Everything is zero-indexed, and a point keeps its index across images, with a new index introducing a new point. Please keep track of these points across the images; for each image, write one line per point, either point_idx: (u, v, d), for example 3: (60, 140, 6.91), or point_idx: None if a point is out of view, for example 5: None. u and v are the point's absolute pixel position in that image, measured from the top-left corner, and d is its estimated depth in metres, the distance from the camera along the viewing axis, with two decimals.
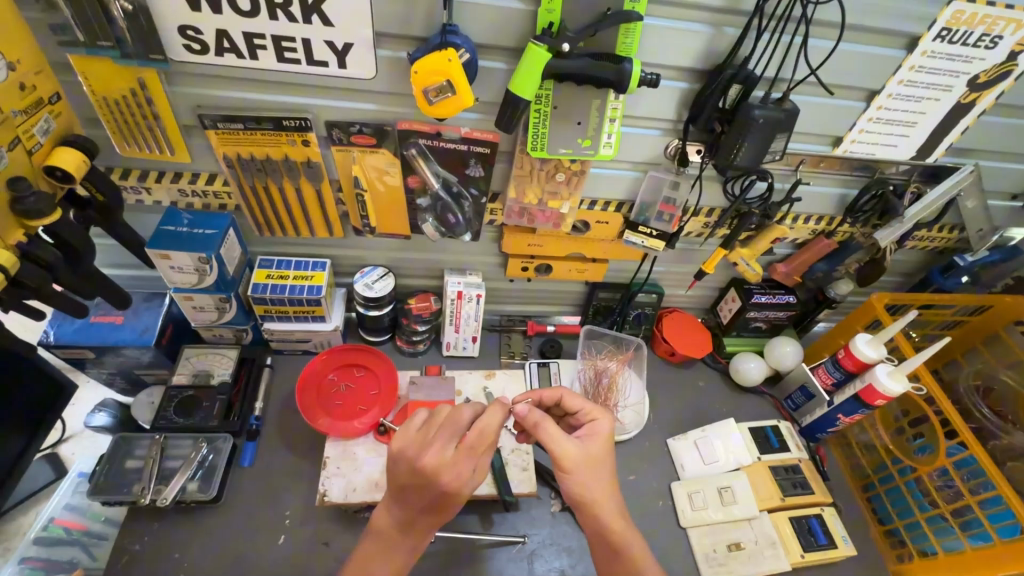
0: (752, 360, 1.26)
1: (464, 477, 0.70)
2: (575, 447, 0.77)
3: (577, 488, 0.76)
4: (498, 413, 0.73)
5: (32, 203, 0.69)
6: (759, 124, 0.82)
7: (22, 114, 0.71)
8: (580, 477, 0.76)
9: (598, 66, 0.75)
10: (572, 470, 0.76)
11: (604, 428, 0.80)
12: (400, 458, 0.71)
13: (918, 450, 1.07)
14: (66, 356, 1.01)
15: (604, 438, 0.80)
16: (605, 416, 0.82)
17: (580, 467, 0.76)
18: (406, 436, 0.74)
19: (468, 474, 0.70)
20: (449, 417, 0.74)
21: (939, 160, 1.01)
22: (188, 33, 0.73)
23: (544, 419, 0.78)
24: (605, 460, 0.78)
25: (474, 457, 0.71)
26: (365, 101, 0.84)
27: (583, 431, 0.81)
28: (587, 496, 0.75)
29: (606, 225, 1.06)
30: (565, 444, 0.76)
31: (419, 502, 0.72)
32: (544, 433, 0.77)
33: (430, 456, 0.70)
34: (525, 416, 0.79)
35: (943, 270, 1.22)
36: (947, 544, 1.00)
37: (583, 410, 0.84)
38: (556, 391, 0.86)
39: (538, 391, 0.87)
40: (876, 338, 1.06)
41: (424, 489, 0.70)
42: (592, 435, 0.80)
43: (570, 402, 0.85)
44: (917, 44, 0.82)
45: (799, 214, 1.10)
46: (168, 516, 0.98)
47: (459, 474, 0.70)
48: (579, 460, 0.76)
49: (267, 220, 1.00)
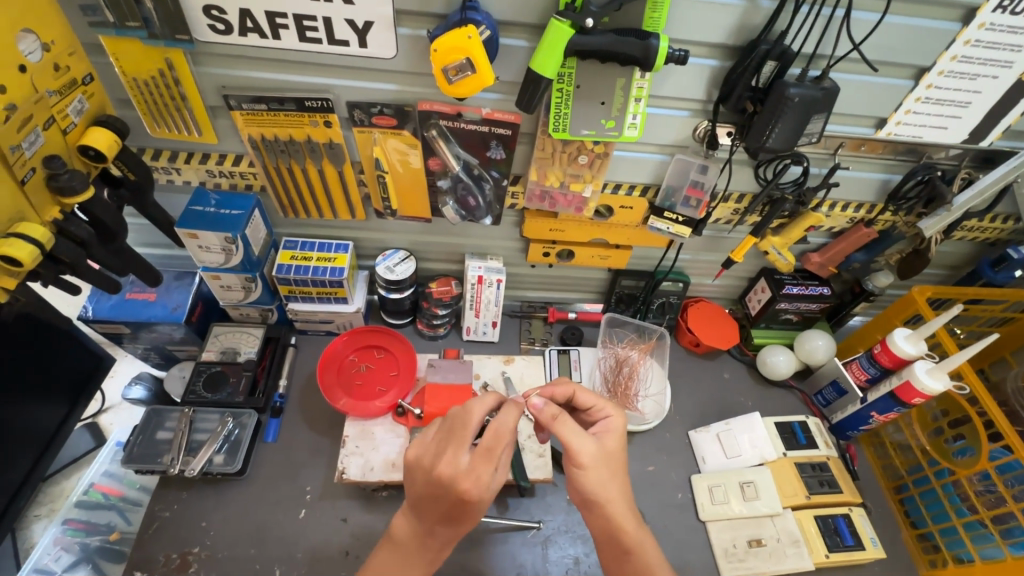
0: (781, 353, 1.21)
1: (485, 483, 0.66)
2: (594, 444, 0.73)
3: (592, 487, 0.72)
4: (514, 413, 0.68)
5: (66, 181, 0.72)
6: (794, 104, 0.77)
7: (57, 95, 0.73)
8: (597, 474, 0.73)
9: (622, 43, 0.72)
10: (588, 466, 0.72)
11: (616, 424, 0.78)
12: (418, 466, 0.71)
13: (958, 452, 1.00)
14: (104, 331, 1.05)
15: (617, 435, 0.77)
16: (619, 413, 0.80)
17: (597, 463, 0.72)
18: (425, 444, 0.73)
19: (489, 480, 0.67)
20: (459, 421, 0.70)
21: (994, 144, 0.93)
22: (213, 13, 0.74)
23: (562, 413, 0.75)
24: (618, 458, 0.76)
25: (491, 465, 0.67)
26: (386, 82, 0.84)
27: (596, 428, 0.79)
28: (598, 494, 0.73)
29: (630, 211, 1.04)
30: (584, 442, 0.73)
31: (435, 511, 0.71)
32: (562, 428, 0.73)
33: (443, 466, 0.67)
34: (542, 409, 0.75)
35: (995, 263, 1.12)
36: (985, 552, 0.95)
37: (594, 405, 0.81)
38: (570, 387, 0.83)
39: (550, 387, 0.84)
40: (916, 333, 1.00)
41: (441, 498, 0.69)
42: (606, 432, 0.78)
43: (583, 397, 0.82)
44: (974, 15, 0.76)
45: (836, 200, 1.04)
46: (196, 486, 1.01)
47: (477, 481, 0.66)
48: (596, 457, 0.72)
49: (290, 201, 1.01)
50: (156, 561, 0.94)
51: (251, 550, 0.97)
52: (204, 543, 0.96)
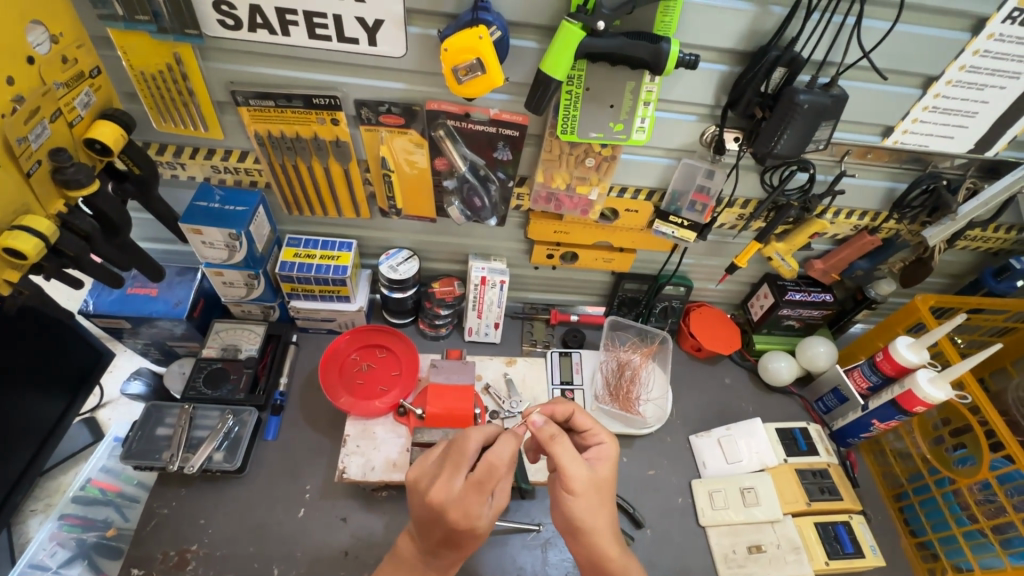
0: (783, 359, 1.21)
1: (474, 512, 0.65)
2: (586, 471, 0.72)
3: (582, 514, 0.71)
4: (508, 444, 0.67)
5: (71, 174, 0.71)
6: (803, 110, 0.77)
7: (64, 87, 0.72)
8: (588, 502, 0.71)
9: (634, 46, 0.71)
10: (581, 495, 0.71)
11: (609, 451, 0.76)
12: (413, 488, 0.69)
13: (958, 461, 1.00)
14: (104, 325, 1.04)
15: (609, 462, 0.76)
16: (613, 440, 0.78)
17: (588, 491, 0.72)
18: (424, 468, 0.71)
19: (480, 502, 0.65)
20: (456, 449, 0.69)
21: (999, 154, 0.93)
22: (222, 8, 0.74)
23: (560, 435, 0.73)
24: (610, 485, 0.74)
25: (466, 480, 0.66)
26: (395, 81, 0.84)
27: (590, 453, 0.77)
28: (586, 522, 0.71)
29: (636, 214, 1.03)
30: (577, 468, 0.71)
31: (432, 537, 0.69)
32: (556, 453, 0.72)
33: (435, 490, 0.65)
34: (541, 428, 0.74)
35: (997, 273, 1.13)
36: (984, 562, 0.95)
37: (590, 428, 0.79)
38: (569, 406, 0.81)
39: (550, 405, 0.81)
40: (918, 342, 1.00)
41: (435, 524, 0.67)
42: (599, 459, 0.76)
43: (581, 419, 0.80)
44: (983, 26, 0.76)
45: (840, 207, 1.04)
46: (195, 483, 1.01)
47: (469, 508, 0.65)
48: (587, 484, 0.71)
49: (295, 198, 1.01)
50: (154, 558, 0.94)
51: (250, 548, 0.96)
52: (202, 540, 0.96)
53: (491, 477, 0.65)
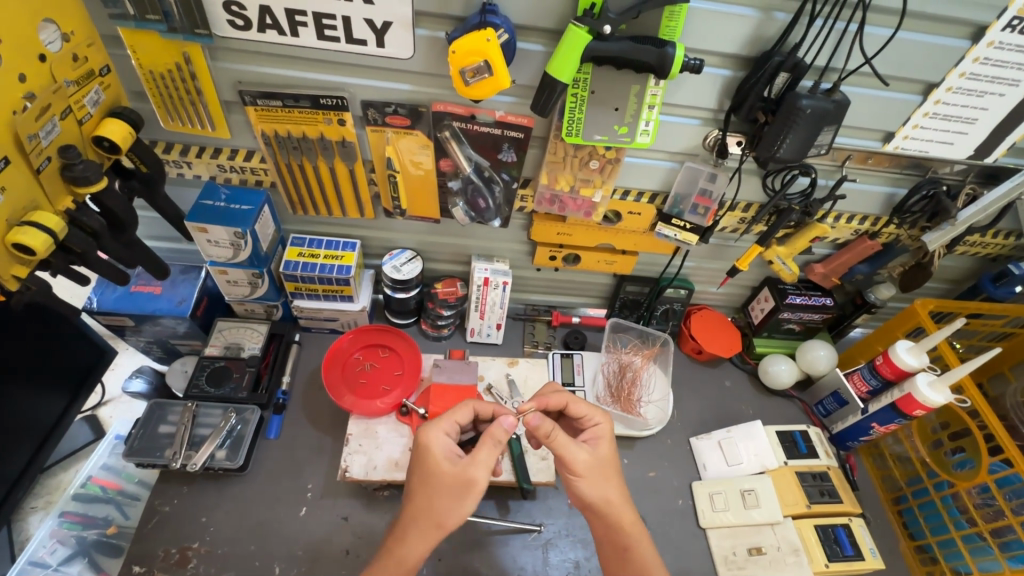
0: (783, 362, 1.22)
1: (438, 436, 0.76)
2: (585, 452, 0.77)
3: (588, 493, 0.76)
4: (486, 404, 0.84)
5: (80, 171, 0.72)
6: (805, 116, 0.78)
7: (75, 85, 0.73)
8: (593, 481, 0.76)
9: (639, 50, 0.72)
10: (584, 474, 0.76)
11: (605, 430, 0.81)
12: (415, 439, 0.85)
13: (957, 465, 1.01)
14: (107, 323, 1.04)
15: (608, 440, 0.80)
16: (607, 420, 0.81)
17: (592, 471, 0.76)
18: None
19: (443, 430, 0.77)
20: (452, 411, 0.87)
21: (999, 161, 0.94)
22: (232, 9, 0.74)
23: (555, 428, 0.76)
24: (612, 461, 0.78)
25: (451, 422, 0.79)
26: (401, 82, 0.84)
27: (587, 436, 0.81)
28: (596, 500, 0.76)
29: (639, 217, 1.04)
30: (576, 451, 0.76)
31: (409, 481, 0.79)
32: (557, 442, 0.75)
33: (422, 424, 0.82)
34: (537, 426, 0.74)
35: (995, 278, 1.14)
36: (983, 565, 0.96)
37: (585, 414, 0.82)
38: (562, 397, 0.82)
39: (543, 398, 0.83)
40: (917, 346, 1.00)
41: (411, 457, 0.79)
42: (597, 439, 0.80)
43: (576, 407, 0.82)
44: (983, 34, 0.77)
45: (841, 212, 1.05)
46: (197, 481, 1.01)
47: (434, 431, 0.77)
48: (589, 465, 0.76)
49: (300, 198, 1.01)
50: (155, 556, 0.94)
51: (252, 547, 0.96)
52: (204, 538, 0.96)
53: (464, 414, 0.81)
